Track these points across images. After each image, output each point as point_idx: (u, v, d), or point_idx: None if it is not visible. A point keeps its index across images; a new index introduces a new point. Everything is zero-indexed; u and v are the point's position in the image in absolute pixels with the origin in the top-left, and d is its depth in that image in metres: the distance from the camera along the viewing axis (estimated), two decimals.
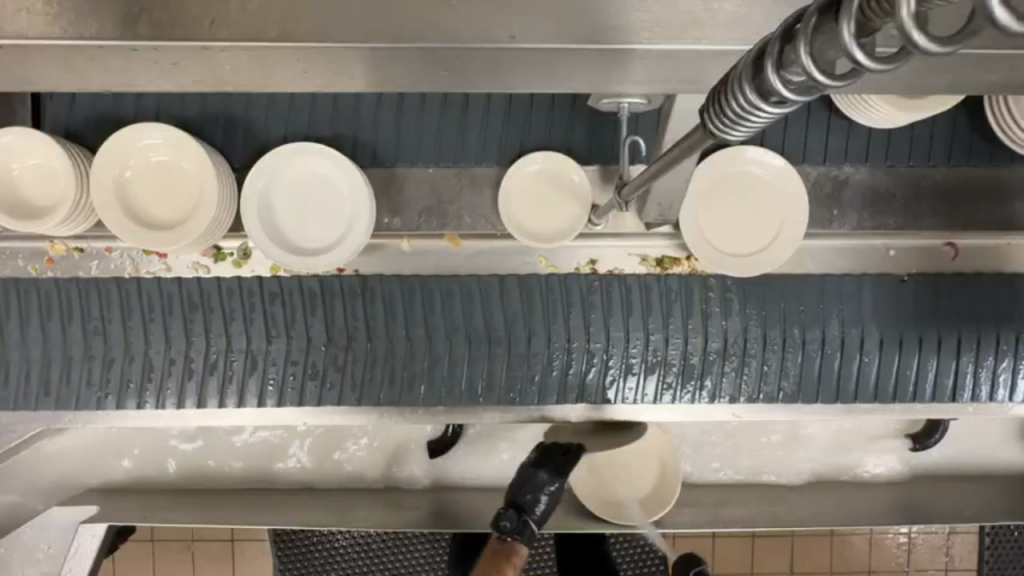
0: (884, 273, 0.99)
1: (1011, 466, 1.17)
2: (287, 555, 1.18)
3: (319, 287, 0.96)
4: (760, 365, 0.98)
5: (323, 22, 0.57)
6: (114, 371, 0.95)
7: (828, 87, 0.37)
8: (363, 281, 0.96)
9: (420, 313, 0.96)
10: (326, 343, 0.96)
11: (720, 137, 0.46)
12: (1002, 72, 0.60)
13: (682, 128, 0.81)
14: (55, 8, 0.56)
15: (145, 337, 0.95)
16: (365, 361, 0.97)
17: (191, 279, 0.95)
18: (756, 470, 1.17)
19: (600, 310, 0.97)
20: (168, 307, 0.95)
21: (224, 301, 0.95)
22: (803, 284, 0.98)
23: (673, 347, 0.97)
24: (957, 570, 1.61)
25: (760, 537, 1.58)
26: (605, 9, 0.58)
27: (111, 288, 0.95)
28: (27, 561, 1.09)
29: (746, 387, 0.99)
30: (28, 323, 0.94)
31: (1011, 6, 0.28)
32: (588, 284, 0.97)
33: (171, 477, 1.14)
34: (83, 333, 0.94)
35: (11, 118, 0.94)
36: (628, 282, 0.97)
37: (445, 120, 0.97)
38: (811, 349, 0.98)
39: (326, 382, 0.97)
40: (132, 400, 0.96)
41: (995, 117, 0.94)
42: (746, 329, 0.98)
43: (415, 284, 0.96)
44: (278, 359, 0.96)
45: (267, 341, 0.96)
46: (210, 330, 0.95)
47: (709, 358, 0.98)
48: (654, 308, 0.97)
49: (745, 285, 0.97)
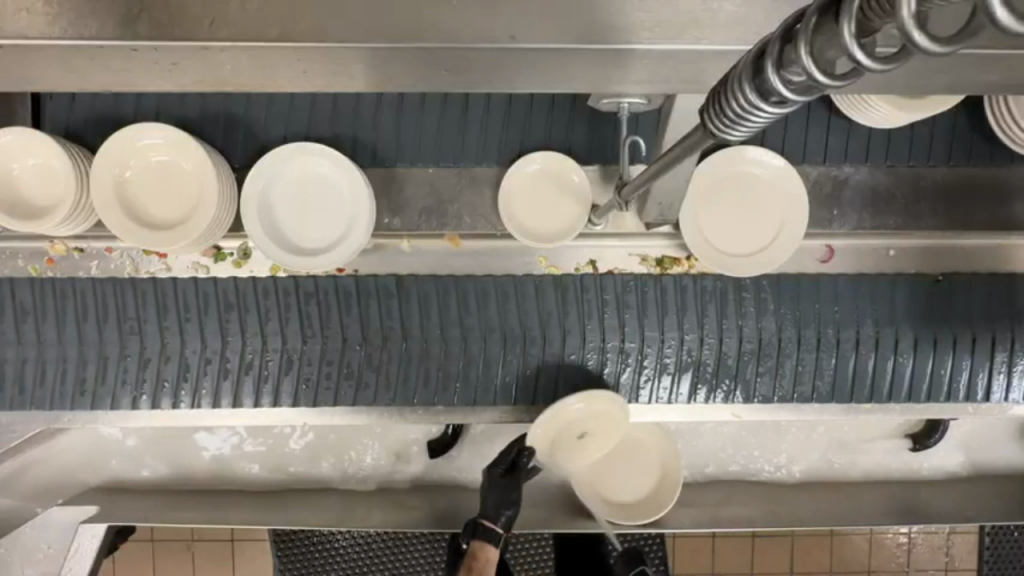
0: (920, 272, 0.99)
1: (1012, 466, 1.17)
2: (287, 556, 1.18)
3: (354, 287, 0.97)
4: (795, 364, 0.99)
5: (323, 22, 0.57)
6: (150, 371, 0.96)
7: (827, 87, 0.37)
8: (398, 281, 0.97)
9: (456, 312, 0.97)
10: (363, 343, 0.97)
11: (719, 137, 0.46)
12: (1001, 72, 0.60)
13: (682, 128, 0.81)
14: (55, 8, 0.56)
15: (181, 337, 0.96)
16: (401, 361, 0.97)
17: (226, 279, 0.96)
18: (756, 470, 1.17)
19: (635, 309, 0.98)
20: (204, 306, 0.96)
21: (260, 301, 0.96)
22: (836, 285, 0.98)
23: (707, 347, 0.98)
24: (956, 570, 1.62)
25: (759, 537, 1.58)
26: (605, 9, 0.58)
27: (147, 288, 0.95)
28: (27, 561, 1.09)
29: (781, 387, 1.00)
30: (63, 323, 0.95)
31: (1013, 7, 0.28)
32: (624, 284, 0.98)
33: (171, 476, 1.13)
34: (119, 333, 0.95)
35: (11, 118, 0.94)
36: (663, 283, 0.98)
37: (445, 120, 0.97)
38: (846, 350, 0.99)
39: (362, 383, 0.98)
40: (168, 400, 0.97)
41: (995, 117, 0.94)
42: (780, 329, 0.98)
43: (450, 283, 0.97)
44: (313, 359, 0.97)
45: (304, 340, 0.96)
46: (246, 330, 0.96)
47: (744, 358, 0.99)
48: (689, 308, 0.98)
49: (780, 286, 0.98)
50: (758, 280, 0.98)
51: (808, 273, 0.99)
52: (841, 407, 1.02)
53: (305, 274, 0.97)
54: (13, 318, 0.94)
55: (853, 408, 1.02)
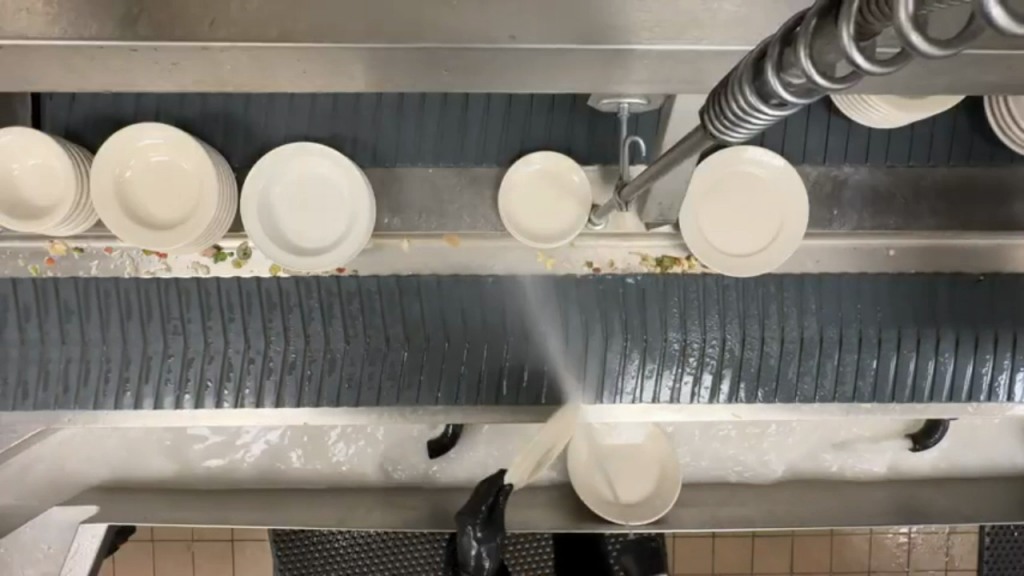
0: (963, 272, 1.00)
1: (1012, 466, 1.17)
2: (287, 556, 1.18)
3: (400, 287, 0.98)
4: (837, 364, 1.00)
5: (322, 21, 0.57)
6: (193, 371, 0.97)
7: (828, 90, 0.37)
8: (440, 282, 0.98)
9: (498, 310, 0.98)
10: (407, 345, 0.98)
11: (720, 139, 0.45)
12: (1001, 72, 0.60)
13: (682, 129, 0.81)
14: (55, 8, 0.56)
15: (224, 337, 0.97)
16: (444, 361, 0.99)
17: (270, 279, 0.97)
18: (757, 471, 1.16)
19: (677, 309, 0.99)
20: (248, 306, 0.97)
21: (303, 300, 0.97)
22: (876, 287, 0.99)
23: (749, 347, 0.99)
24: (956, 570, 1.61)
25: (759, 537, 1.58)
26: (605, 9, 0.58)
27: (190, 288, 0.96)
28: (27, 560, 1.09)
29: (822, 387, 1.01)
30: (107, 324, 0.96)
31: (1009, 6, 0.28)
32: (665, 283, 0.99)
33: (173, 477, 1.13)
34: (163, 333, 0.96)
35: (12, 118, 0.94)
36: (707, 282, 0.99)
37: (445, 120, 0.97)
38: (887, 350, 1.00)
39: (406, 383, 0.99)
40: (211, 399, 0.98)
41: (995, 117, 0.94)
42: (822, 330, 0.99)
43: (492, 284, 0.98)
44: (356, 359, 0.98)
45: (346, 341, 0.98)
46: (289, 330, 0.97)
47: (786, 358, 1.00)
48: (730, 308, 0.99)
49: (821, 285, 0.99)
50: (800, 283, 0.99)
51: (859, 271, 1.00)
52: (841, 406, 1.02)
53: (349, 274, 0.97)
54: (57, 318, 0.96)
55: (853, 408, 1.02)
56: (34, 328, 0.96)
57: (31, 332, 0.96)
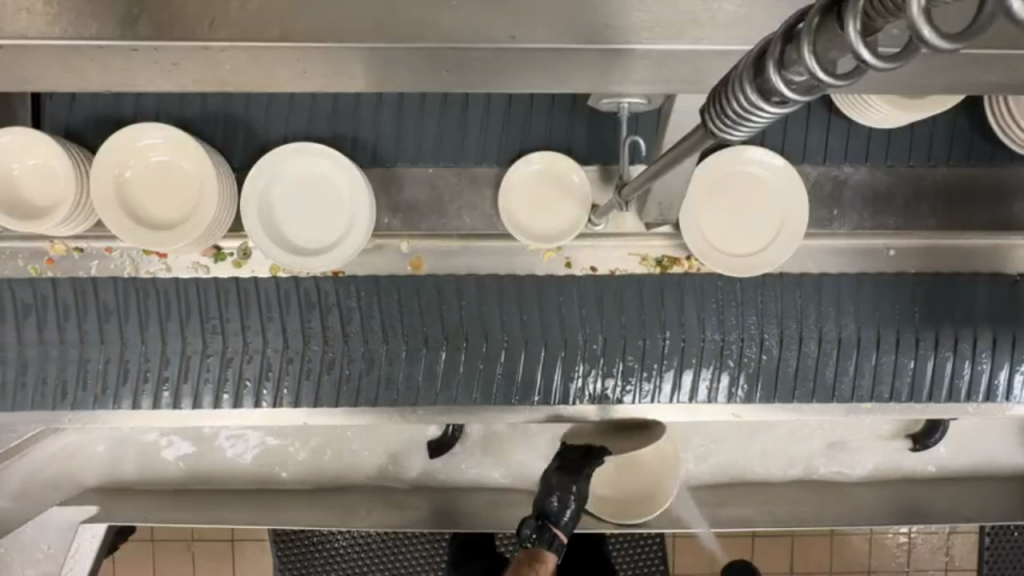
0: (1000, 273, 1.00)
1: (1012, 466, 1.17)
2: (287, 556, 1.18)
3: (437, 287, 0.97)
4: (875, 365, 1.00)
5: (321, 21, 0.57)
6: (232, 370, 0.97)
7: (828, 87, 0.37)
8: (478, 284, 0.97)
9: (537, 312, 0.98)
10: (445, 343, 0.97)
11: (720, 138, 0.46)
12: (1000, 72, 0.60)
13: (681, 129, 0.82)
14: (55, 8, 0.56)
15: (263, 337, 0.96)
16: (482, 363, 0.98)
17: (308, 278, 0.96)
18: (757, 471, 1.16)
19: (715, 309, 0.98)
20: (286, 306, 0.96)
21: (341, 300, 0.97)
22: (913, 287, 0.99)
23: (789, 350, 0.99)
24: (956, 570, 1.61)
25: (759, 537, 1.58)
26: (605, 8, 0.58)
27: (230, 287, 0.96)
28: (27, 561, 1.10)
29: (860, 388, 1.00)
30: (146, 324, 0.96)
31: None
32: (703, 284, 0.98)
33: (174, 478, 1.13)
34: (201, 332, 0.96)
35: (11, 119, 0.94)
36: (744, 282, 0.98)
37: (445, 120, 0.97)
38: (925, 352, 1.00)
39: (445, 383, 0.98)
40: (250, 399, 0.98)
41: (995, 117, 0.94)
42: (859, 331, 0.99)
43: (533, 285, 0.98)
44: (394, 359, 0.98)
45: (384, 340, 0.97)
46: (327, 329, 0.97)
47: (824, 359, 0.99)
48: (768, 307, 0.98)
49: (861, 286, 0.99)
50: (839, 282, 0.99)
51: (869, 271, 0.99)
52: (841, 407, 1.02)
53: (383, 274, 0.97)
54: (96, 318, 0.95)
55: (853, 408, 1.02)
56: (74, 328, 0.95)
57: (70, 332, 0.95)
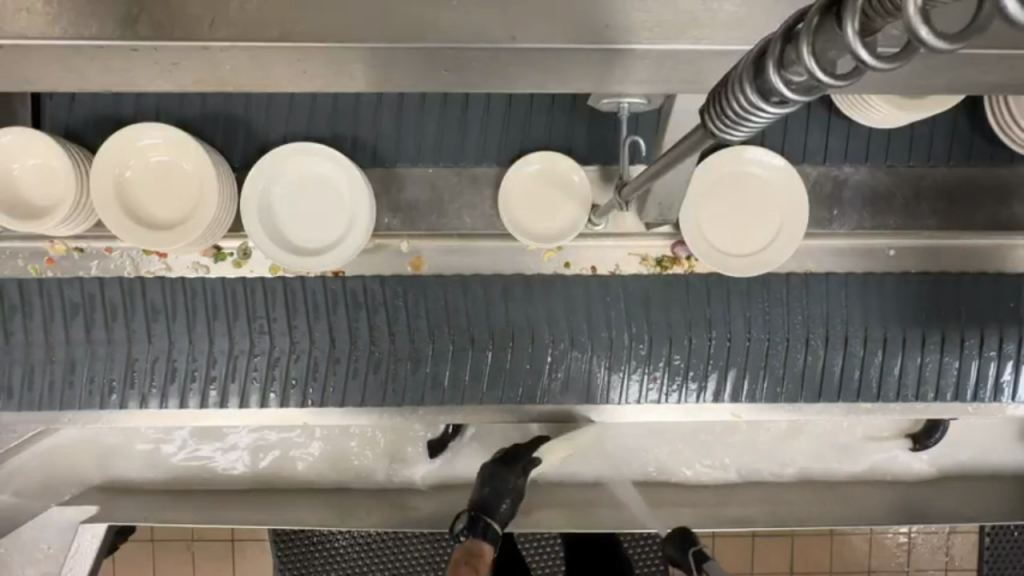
0: None
1: (1013, 465, 1.17)
2: (287, 556, 1.18)
3: (484, 288, 0.98)
4: (919, 365, 1.00)
5: (322, 21, 0.57)
6: (278, 369, 0.97)
7: (829, 87, 0.37)
8: (528, 283, 0.98)
9: (583, 312, 0.98)
10: (491, 345, 0.98)
11: (720, 138, 0.45)
12: (1000, 73, 0.60)
13: (682, 129, 0.81)
14: (55, 8, 0.56)
15: (309, 336, 0.97)
16: (528, 362, 0.98)
17: (356, 278, 0.97)
18: (757, 471, 1.16)
19: (761, 309, 0.99)
20: (333, 305, 0.97)
21: (388, 300, 0.97)
22: (959, 288, 1.00)
23: (834, 353, 0.99)
24: (956, 570, 1.62)
25: (759, 537, 1.58)
26: (606, 9, 0.58)
27: (277, 288, 0.96)
28: (26, 561, 1.10)
29: (905, 387, 1.01)
30: (193, 322, 0.96)
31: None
32: (748, 284, 0.99)
33: (174, 478, 1.13)
34: (249, 331, 0.96)
35: (11, 119, 0.94)
36: (791, 283, 0.99)
37: (445, 120, 0.97)
38: (969, 352, 1.00)
39: (492, 382, 0.99)
40: (296, 398, 0.98)
41: (995, 117, 0.93)
42: (904, 332, 0.99)
43: (576, 283, 0.98)
44: (441, 358, 0.98)
45: (430, 340, 0.97)
46: (374, 329, 0.97)
47: (870, 358, 1.00)
48: (814, 308, 0.99)
49: (905, 285, 0.99)
50: (881, 283, 0.99)
51: (867, 271, 1.00)
52: (841, 407, 1.03)
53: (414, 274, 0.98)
54: (143, 317, 0.96)
55: (853, 409, 1.03)
56: (121, 328, 0.95)
57: (117, 332, 0.95)
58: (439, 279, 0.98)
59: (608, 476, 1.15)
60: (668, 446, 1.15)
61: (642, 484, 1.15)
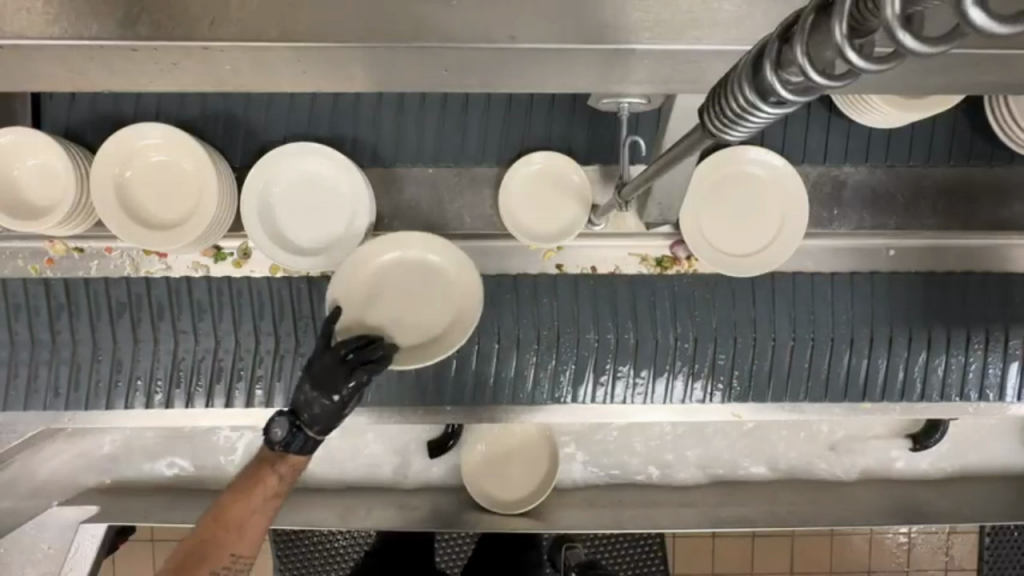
0: None
1: (1012, 464, 1.17)
2: (288, 556, 1.16)
3: (531, 287, 0.98)
4: (965, 367, 1.01)
5: (322, 21, 0.57)
6: None
7: (825, 87, 0.37)
8: (575, 283, 0.98)
9: (629, 311, 0.98)
10: (536, 345, 0.97)
11: (720, 138, 0.45)
12: (999, 73, 0.60)
13: (682, 128, 0.81)
14: (54, 8, 0.56)
15: None
16: (572, 363, 0.98)
17: None
18: (756, 470, 1.16)
19: (807, 309, 0.99)
20: None
21: None
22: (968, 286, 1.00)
23: (880, 352, 1.00)
24: (957, 570, 1.61)
25: (759, 537, 1.58)
26: (606, 9, 0.58)
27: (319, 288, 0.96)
28: (27, 561, 1.08)
29: (949, 386, 1.02)
30: (240, 322, 0.96)
31: (989, 8, 0.28)
32: (795, 284, 0.99)
33: (175, 476, 1.14)
34: (293, 330, 0.96)
35: (11, 119, 0.95)
36: (834, 283, 0.99)
37: (445, 119, 0.96)
38: (1013, 353, 1.01)
39: (534, 382, 0.99)
40: None
41: (996, 117, 0.93)
42: (949, 333, 1.00)
43: (619, 284, 0.98)
44: (485, 358, 0.98)
45: (476, 338, 0.97)
46: None
47: (914, 359, 1.01)
48: (858, 309, 0.99)
49: (949, 287, 1.00)
50: (926, 283, 1.00)
51: (869, 270, 1.00)
52: (846, 407, 1.03)
53: None
54: (190, 317, 0.95)
55: (854, 409, 1.03)
56: (168, 326, 0.95)
57: (163, 331, 0.95)
58: (490, 282, 0.98)
59: (608, 474, 1.15)
60: (669, 446, 1.16)
61: (641, 483, 1.16)
